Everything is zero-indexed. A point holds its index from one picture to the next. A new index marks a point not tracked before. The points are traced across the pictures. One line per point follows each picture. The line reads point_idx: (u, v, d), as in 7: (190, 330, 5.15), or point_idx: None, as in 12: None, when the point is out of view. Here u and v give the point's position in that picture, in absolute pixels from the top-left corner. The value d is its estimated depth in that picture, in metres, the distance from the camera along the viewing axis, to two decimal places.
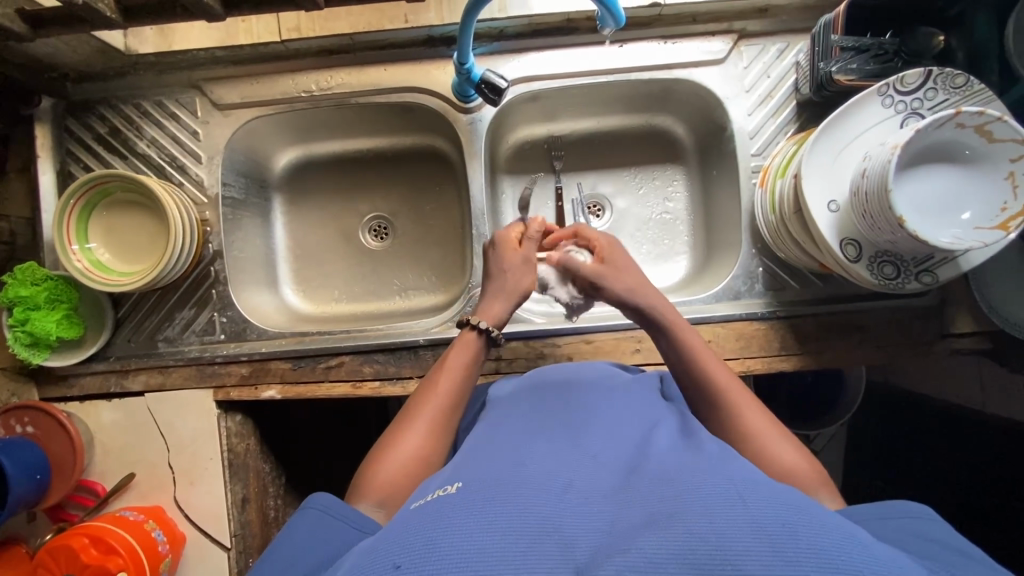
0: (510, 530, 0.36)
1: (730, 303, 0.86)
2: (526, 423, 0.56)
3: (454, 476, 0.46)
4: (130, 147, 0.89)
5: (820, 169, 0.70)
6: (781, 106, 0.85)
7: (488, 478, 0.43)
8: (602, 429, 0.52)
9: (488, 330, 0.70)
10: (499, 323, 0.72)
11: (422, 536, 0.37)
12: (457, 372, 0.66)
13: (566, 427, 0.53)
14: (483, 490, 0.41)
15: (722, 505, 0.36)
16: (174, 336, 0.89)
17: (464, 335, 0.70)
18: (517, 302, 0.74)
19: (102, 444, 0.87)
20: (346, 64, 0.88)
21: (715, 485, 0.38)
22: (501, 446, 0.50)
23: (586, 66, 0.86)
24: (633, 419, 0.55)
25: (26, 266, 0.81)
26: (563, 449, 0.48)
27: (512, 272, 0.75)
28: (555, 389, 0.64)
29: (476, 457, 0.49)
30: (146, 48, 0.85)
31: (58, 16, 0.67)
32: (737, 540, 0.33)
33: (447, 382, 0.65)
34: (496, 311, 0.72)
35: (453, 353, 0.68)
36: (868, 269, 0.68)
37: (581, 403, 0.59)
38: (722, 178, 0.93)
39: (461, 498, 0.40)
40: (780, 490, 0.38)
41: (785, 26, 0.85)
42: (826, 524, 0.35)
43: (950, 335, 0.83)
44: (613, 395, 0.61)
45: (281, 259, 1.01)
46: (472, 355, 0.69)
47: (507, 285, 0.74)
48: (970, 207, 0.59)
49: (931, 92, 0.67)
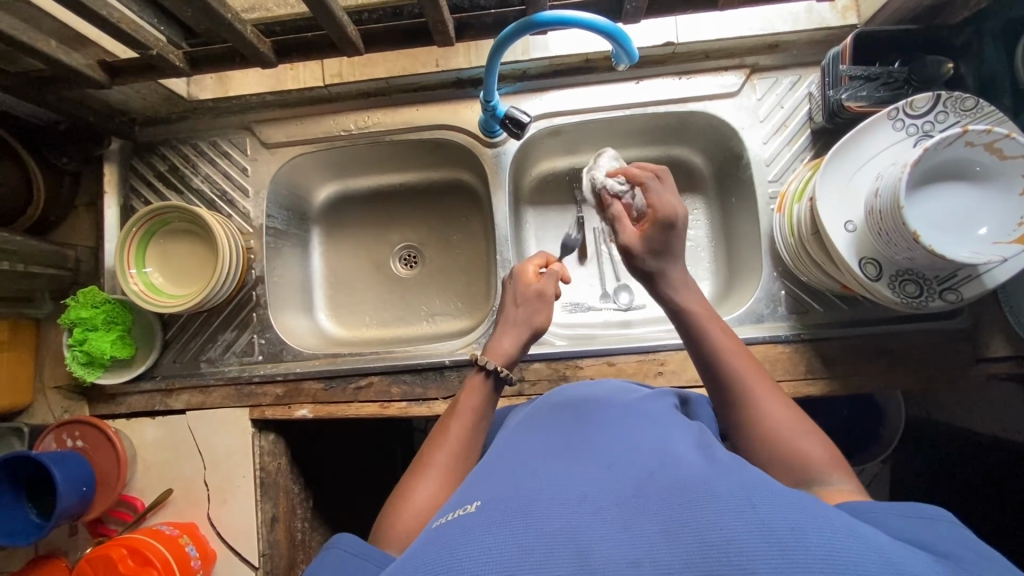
0: (528, 543, 0.37)
1: (754, 326, 0.86)
2: (543, 438, 0.57)
3: (477, 491, 0.47)
4: (186, 182, 0.97)
5: (834, 193, 0.71)
6: (796, 134, 0.88)
7: (505, 494, 0.44)
8: (619, 439, 0.52)
9: (496, 370, 0.70)
10: (506, 361, 0.72)
11: (445, 550, 0.38)
12: (469, 414, 0.67)
13: (581, 439, 0.54)
14: (504, 505, 0.42)
15: (734, 510, 0.36)
16: (215, 356, 0.94)
17: (473, 379, 0.71)
18: (527, 336, 0.74)
19: (144, 460, 0.91)
20: (382, 105, 0.95)
21: (728, 492, 0.39)
22: (518, 462, 0.51)
23: (605, 101, 0.92)
24: (648, 427, 0.55)
25: (88, 290, 0.88)
26: (577, 461, 0.49)
27: (527, 306, 0.76)
28: (576, 404, 0.65)
29: (494, 474, 0.50)
30: (205, 95, 0.94)
31: (131, 67, 0.76)
32: (750, 548, 0.33)
33: (459, 428, 0.66)
34: (503, 348, 0.73)
35: (463, 398, 0.69)
36: (889, 288, 0.68)
37: (597, 417, 0.60)
38: (740, 205, 0.95)
39: (480, 515, 0.41)
40: (793, 495, 0.38)
41: (796, 60, 0.89)
42: (840, 527, 0.35)
43: (984, 360, 0.81)
44: (629, 409, 0.61)
45: (318, 286, 1.07)
46: (481, 398, 0.69)
47: (519, 318, 0.75)
48: (987, 223, 0.60)
49: (942, 114, 0.69)
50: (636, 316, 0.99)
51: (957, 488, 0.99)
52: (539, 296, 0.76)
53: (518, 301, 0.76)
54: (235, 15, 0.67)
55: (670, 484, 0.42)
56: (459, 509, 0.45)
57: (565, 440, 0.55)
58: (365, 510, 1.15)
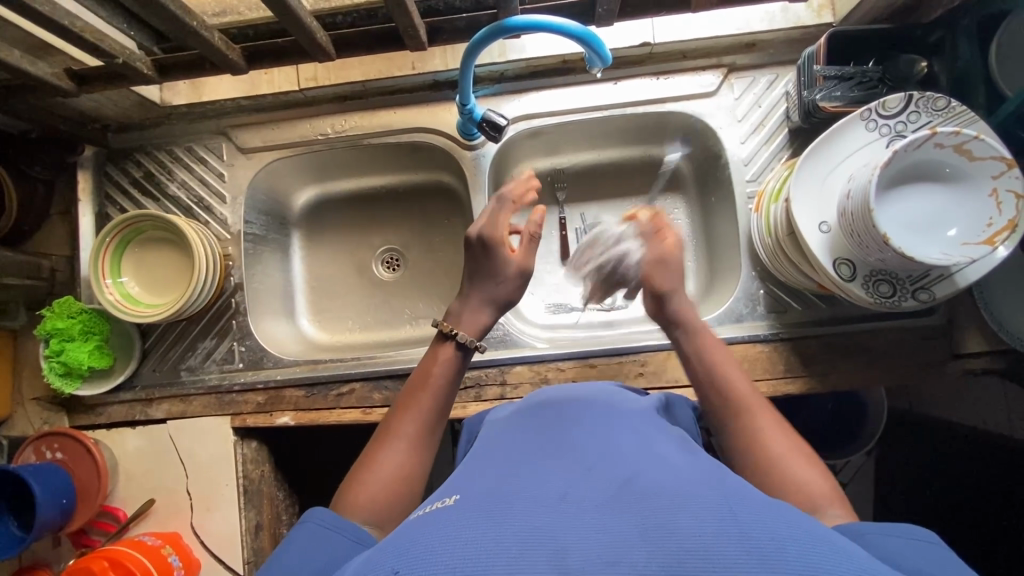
0: (507, 535, 0.37)
1: (734, 326, 0.87)
2: (523, 437, 0.57)
3: (454, 490, 0.47)
4: (162, 189, 0.96)
5: (810, 192, 0.71)
6: (773, 134, 0.88)
7: (484, 491, 0.44)
8: (597, 441, 0.53)
9: (468, 344, 0.68)
10: (480, 335, 0.70)
11: (420, 545, 0.37)
12: (439, 384, 0.66)
13: (559, 439, 0.54)
14: (482, 503, 0.41)
15: (714, 516, 0.37)
16: (196, 365, 0.94)
17: (441, 348, 0.68)
18: (501, 313, 0.72)
19: (126, 470, 0.91)
20: (360, 109, 0.94)
21: (707, 498, 0.39)
22: (497, 461, 0.51)
23: (584, 103, 0.91)
24: (628, 429, 0.56)
25: (63, 300, 0.87)
26: (555, 460, 0.49)
27: (504, 280, 0.71)
28: (557, 403, 0.65)
29: (473, 471, 0.50)
30: (179, 100, 0.92)
31: (99, 74, 0.74)
32: (724, 550, 0.33)
33: (428, 399, 0.65)
34: (479, 323, 0.70)
35: (433, 369, 0.66)
36: (863, 288, 0.69)
37: (578, 416, 0.60)
38: (720, 204, 0.95)
39: (458, 510, 0.41)
40: (772, 505, 0.39)
41: (773, 58, 0.89)
42: (812, 539, 0.35)
43: (961, 356, 0.83)
44: (609, 411, 0.61)
45: (299, 292, 1.06)
46: (450, 369, 0.67)
47: (493, 294, 0.71)
48: (956, 224, 0.60)
49: (914, 114, 0.69)
50: (619, 315, 1.00)
51: (937, 480, 1.01)
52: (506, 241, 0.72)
53: (499, 276, 0.71)
54: (201, 23, 0.66)
55: (649, 486, 0.42)
56: (438, 503, 0.45)
57: (546, 439, 0.55)
58: None
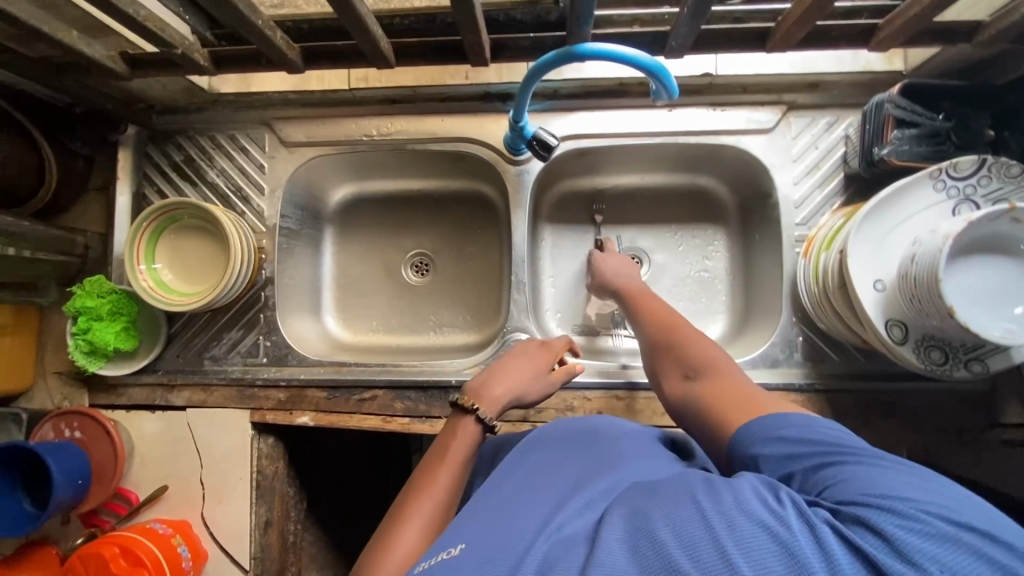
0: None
1: (768, 371, 0.85)
2: (534, 469, 0.59)
3: (460, 533, 0.51)
4: (201, 175, 0.95)
5: (868, 247, 0.69)
6: (827, 178, 0.86)
7: (486, 538, 0.48)
8: (603, 473, 0.54)
9: (490, 423, 0.69)
10: (496, 413, 0.71)
11: None
12: (459, 460, 0.65)
13: (570, 472, 0.56)
14: (483, 554, 0.46)
15: (679, 506, 0.41)
16: (219, 355, 0.93)
17: (464, 424, 0.68)
18: (513, 402, 0.74)
19: (141, 454, 0.90)
20: (406, 112, 0.93)
21: (671, 491, 0.44)
22: (502, 499, 0.54)
23: (635, 127, 0.89)
24: (606, 444, 0.61)
25: (94, 279, 0.87)
26: (546, 491, 0.54)
27: (529, 379, 0.76)
28: (566, 431, 0.66)
29: (481, 511, 0.53)
30: (227, 89, 0.92)
31: (153, 61, 0.74)
32: (697, 543, 0.38)
33: (447, 474, 0.63)
34: (496, 396, 0.72)
35: (453, 444, 0.66)
36: (914, 353, 0.67)
37: (592, 446, 0.61)
38: (763, 243, 0.93)
39: (462, 561, 0.46)
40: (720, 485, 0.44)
41: (836, 100, 0.86)
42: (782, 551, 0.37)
43: (1000, 425, 0.80)
44: (626, 441, 0.62)
45: (326, 288, 1.05)
46: (470, 445, 0.67)
47: (516, 381, 0.74)
48: (1023, 302, 0.59)
49: (984, 179, 0.67)
50: None
51: None
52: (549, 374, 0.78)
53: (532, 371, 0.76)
54: (265, 20, 0.64)
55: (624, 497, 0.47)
56: (445, 551, 0.48)
57: (536, 464, 0.60)
58: (358, 513, 1.15)
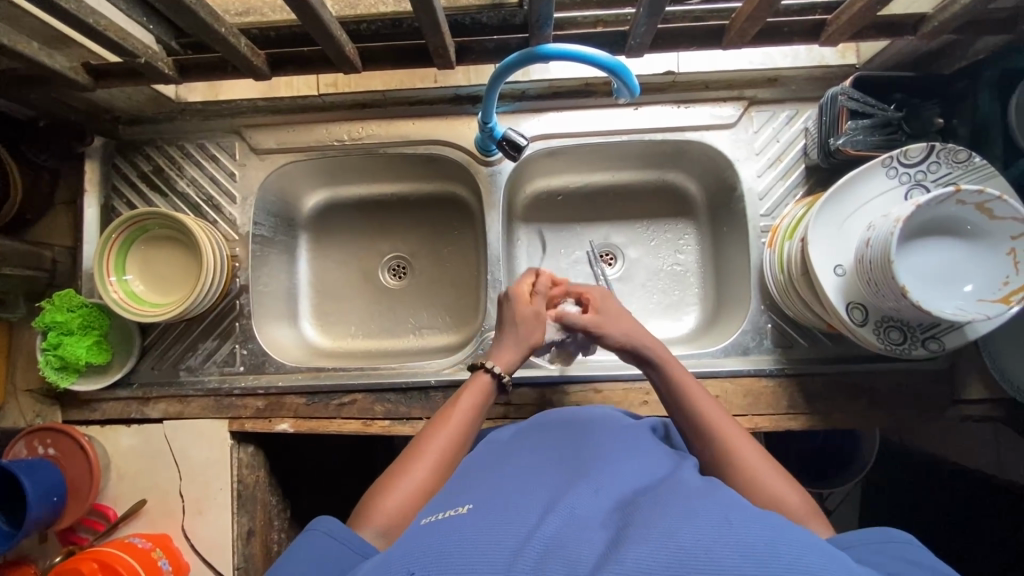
0: (523, 547, 0.39)
1: (739, 358, 0.87)
2: (534, 453, 0.58)
3: (463, 498, 0.50)
4: (171, 185, 0.94)
5: (827, 234, 0.72)
6: (790, 169, 0.89)
7: (494, 500, 0.47)
8: (604, 460, 0.54)
9: (500, 375, 0.73)
10: (510, 369, 0.75)
11: (436, 547, 0.40)
12: (472, 409, 0.68)
13: (570, 456, 0.56)
14: (491, 511, 0.44)
15: (712, 525, 0.38)
16: (196, 365, 0.92)
17: (476, 376, 0.72)
18: (527, 353, 0.76)
19: (118, 469, 0.89)
20: (377, 117, 0.93)
21: (706, 510, 0.41)
22: (500, 475, 0.53)
23: (602, 126, 0.91)
24: (632, 447, 0.57)
25: (64, 293, 0.85)
26: (552, 471, 0.53)
27: (524, 325, 0.77)
28: (559, 421, 0.67)
29: (480, 483, 0.52)
30: (194, 97, 0.92)
31: (117, 71, 0.73)
32: (721, 544, 0.37)
33: (458, 419, 0.67)
34: (506, 356, 0.75)
35: (466, 393, 0.70)
36: (874, 333, 0.69)
37: (587, 435, 0.61)
38: (731, 235, 0.96)
39: (471, 517, 0.44)
40: (763, 515, 0.41)
41: (794, 95, 0.89)
42: (808, 548, 0.37)
43: (960, 402, 0.83)
44: (620, 433, 0.62)
45: (303, 294, 1.05)
46: (483, 396, 0.71)
47: (519, 335, 0.76)
48: (972, 280, 0.61)
49: (934, 165, 0.70)
50: None
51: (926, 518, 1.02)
52: (535, 315, 0.77)
53: (517, 321, 0.77)
54: (228, 29, 0.65)
55: (650, 504, 0.44)
56: (450, 510, 0.47)
57: (532, 452, 0.59)
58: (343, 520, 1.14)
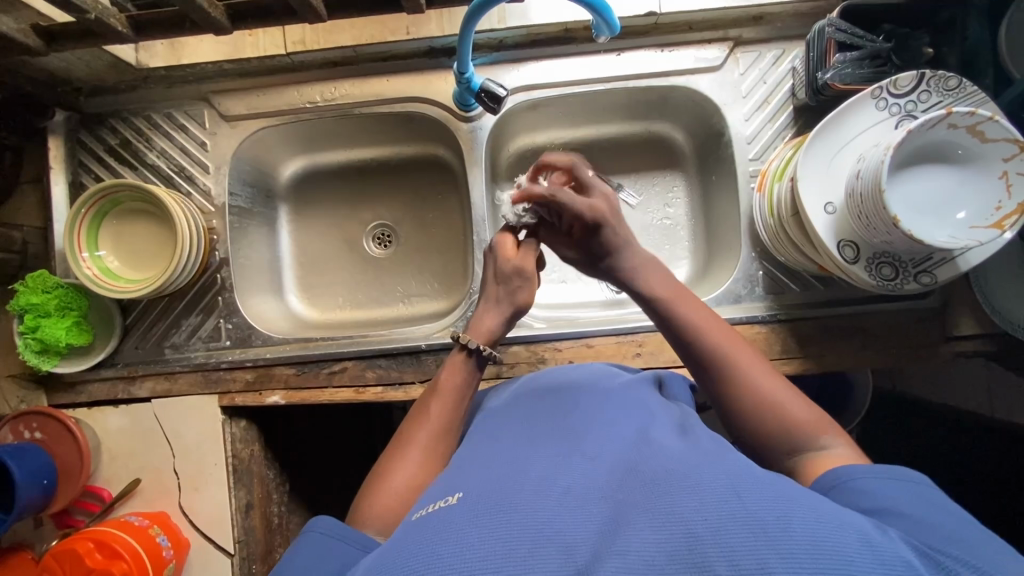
0: (519, 540, 0.36)
1: (731, 307, 0.86)
2: (524, 426, 0.55)
3: (452, 486, 0.46)
4: (140, 157, 0.91)
5: (817, 173, 0.70)
6: (777, 111, 0.87)
7: (487, 484, 0.43)
8: (598, 429, 0.51)
9: (478, 348, 0.67)
10: (490, 338, 0.69)
11: (424, 550, 0.37)
12: (452, 394, 0.65)
13: (561, 427, 0.53)
14: (482, 499, 0.40)
15: (714, 497, 0.36)
16: (181, 342, 0.90)
17: (454, 358, 0.68)
18: (509, 316, 0.70)
19: (108, 450, 0.88)
20: (351, 75, 0.90)
21: (710, 481, 0.38)
22: (490, 454, 0.50)
23: (584, 74, 0.88)
24: (623, 410, 0.55)
25: (37, 274, 0.82)
26: (545, 444, 0.49)
27: (507, 282, 0.71)
28: (547, 390, 0.64)
29: (470, 466, 0.49)
30: (156, 62, 0.87)
31: (71, 32, 0.69)
32: (731, 523, 0.34)
33: (440, 407, 0.64)
34: (486, 326, 0.69)
35: (445, 376, 0.66)
36: (866, 270, 0.68)
37: (575, 404, 0.58)
38: (720, 184, 0.94)
39: (462, 508, 0.40)
40: (767, 478, 0.39)
41: (780, 33, 0.87)
42: (819, 515, 0.35)
43: (953, 338, 0.83)
44: (610, 396, 0.59)
45: (287, 267, 1.03)
46: (462, 378, 0.66)
47: (499, 296, 0.71)
48: (966, 207, 0.60)
49: (924, 94, 0.68)
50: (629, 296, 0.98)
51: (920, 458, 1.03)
52: (518, 271, 0.70)
53: (499, 279, 0.71)
54: None
55: (651, 476, 0.41)
56: (441, 501, 0.43)
57: (522, 425, 0.56)
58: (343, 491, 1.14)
